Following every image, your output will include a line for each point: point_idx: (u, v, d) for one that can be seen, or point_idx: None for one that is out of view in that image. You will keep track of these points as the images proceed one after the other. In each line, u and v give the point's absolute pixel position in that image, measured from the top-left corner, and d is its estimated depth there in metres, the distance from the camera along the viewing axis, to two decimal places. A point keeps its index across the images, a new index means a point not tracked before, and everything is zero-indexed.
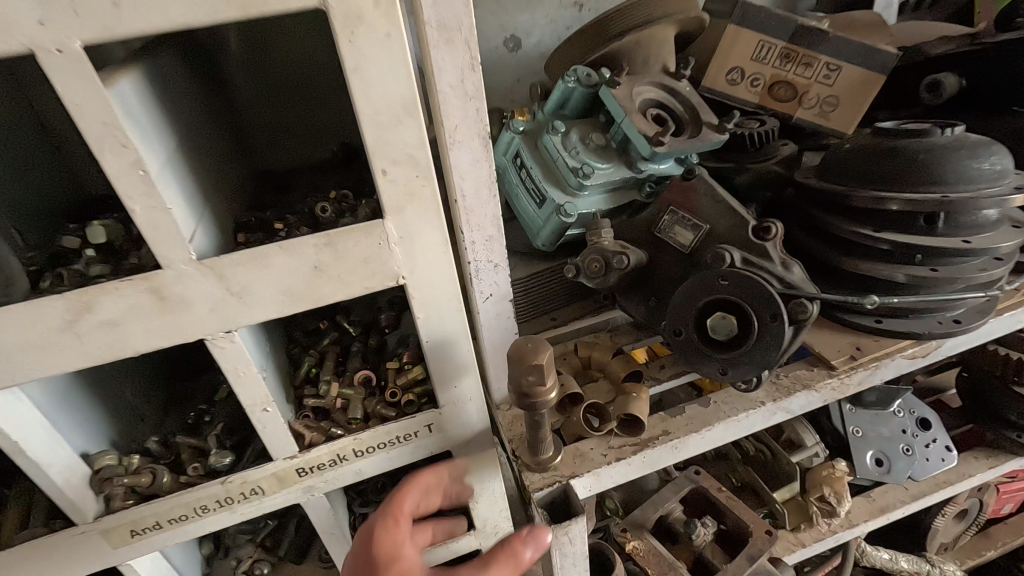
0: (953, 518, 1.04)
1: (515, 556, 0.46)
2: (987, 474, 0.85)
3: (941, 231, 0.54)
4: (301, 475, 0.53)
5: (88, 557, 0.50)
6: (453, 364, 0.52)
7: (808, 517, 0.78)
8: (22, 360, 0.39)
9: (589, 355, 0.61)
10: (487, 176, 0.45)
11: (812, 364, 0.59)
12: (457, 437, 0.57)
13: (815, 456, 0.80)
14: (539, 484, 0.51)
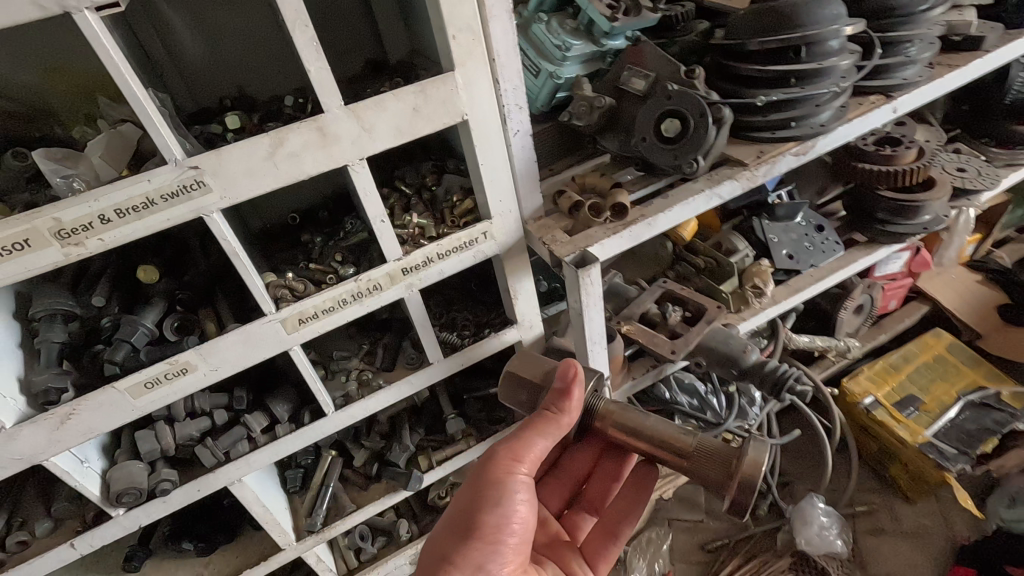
0: (852, 312, 1.37)
1: (559, 418, 0.74)
2: (865, 260, 1.16)
3: (803, 58, 0.82)
4: (404, 276, 0.77)
5: (271, 341, 0.73)
6: (498, 183, 0.76)
7: (745, 300, 1.09)
8: (241, 182, 0.61)
9: (583, 180, 0.86)
10: (513, 41, 0.68)
11: (732, 165, 0.86)
12: (504, 243, 0.82)
13: (746, 257, 1.09)
14: (645, 443, 0.80)
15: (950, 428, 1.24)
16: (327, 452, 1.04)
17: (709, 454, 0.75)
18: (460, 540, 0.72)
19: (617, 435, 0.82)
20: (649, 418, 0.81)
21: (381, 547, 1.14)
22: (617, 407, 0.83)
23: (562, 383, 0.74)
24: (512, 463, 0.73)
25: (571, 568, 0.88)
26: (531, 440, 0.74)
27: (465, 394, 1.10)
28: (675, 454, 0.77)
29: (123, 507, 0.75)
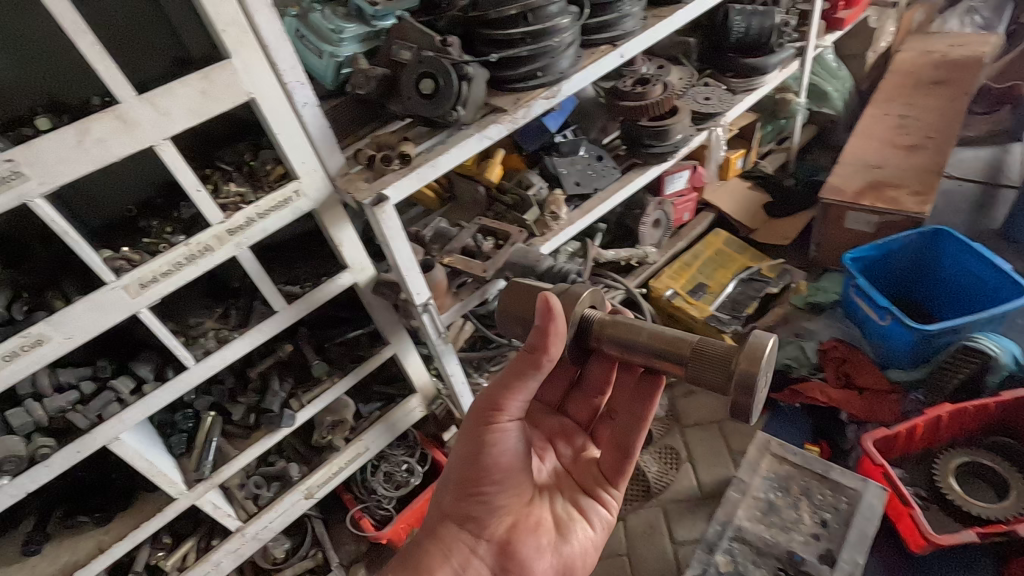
0: (652, 226, 1.67)
1: (536, 359, 0.78)
2: (640, 178, 1.44)
3: (532, 21, 1.05)
4: (231, 235, 0.92)
5: (119, 305, 0.85)
6: (296, 148, 0.93)
7: (546, 224, 1.33)
8: (58, 169, 0.73)
9: (378, 140, 1.04)
10: (280, 30, 0.84)
11: (498, 112, 1.08)
12: (317, 198, 0.98)
13: (541, 189, 1.34)
14: (641, 355, 0.82)
15: (727, 301, 1.58)
16: (207, 414, 1.17)
17: (713, 356, 0.75)
18: (458, 482, 0.90)
19: (615, 349, 0.83)
20: (643, 326, 0.82)
21: (276, 490, 1.29)
22: (610, 320, 0.84)
23: (538, 325, 0.76)
24: (490, 406, 0.85)
25: (589, 482, 1.02)
26: (509, 389, 0.83)
27: (326, 342, 1.27)
28: (677, 362, 0.79)
29: (7, 475, 0.86)
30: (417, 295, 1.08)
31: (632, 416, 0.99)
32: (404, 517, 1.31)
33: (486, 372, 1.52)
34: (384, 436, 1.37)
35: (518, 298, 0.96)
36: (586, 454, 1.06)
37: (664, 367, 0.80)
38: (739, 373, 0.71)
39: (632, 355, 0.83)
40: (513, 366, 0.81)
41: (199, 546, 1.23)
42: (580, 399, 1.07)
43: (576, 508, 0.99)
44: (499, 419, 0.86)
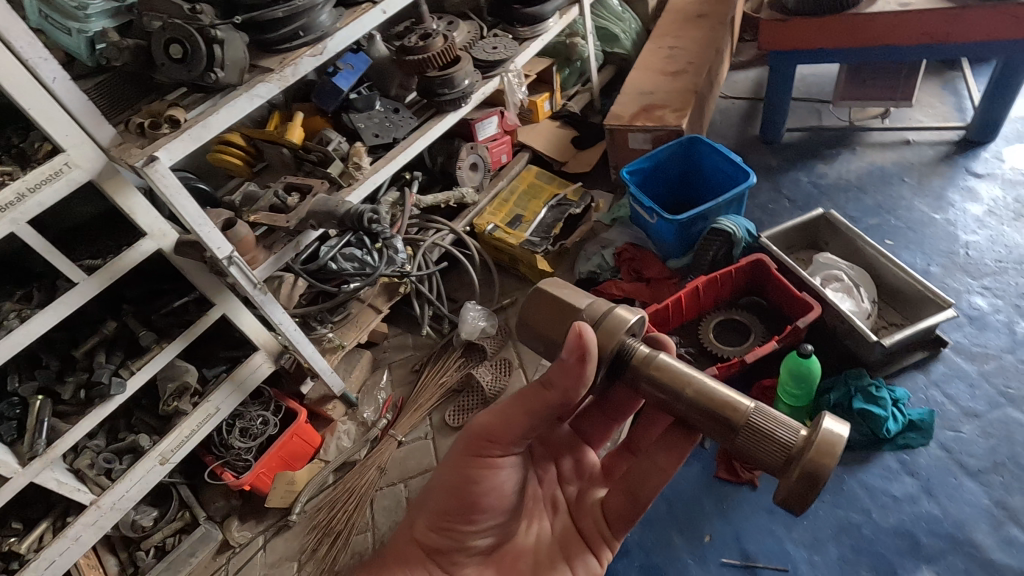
0: (469, 169, 1.84)
1: (550, 392, 0.85)
2: (438, 125, 1.60)
3: None
4: (4, 213, 0.97)
5: None
6: (56, 123, 0.99)
7: (352, 174, 1.44)
8: None
9: (149, 108, 1.10)
10: (6, 9, 0.90)
11: (265, 71, 1.18)
12: (92, 169, 1.05)
13: (341, 143, 1.47)
14: (686, 406, 0.87)
15: (539, 226, 1.79)
16: (35, 398, 1.21)
17: (770, 434, 0.82)
18: (436, 509, 0.95)
19: (659, 388, 0.88)
20: (693, 379, 0.87)
21: (129, 462, 1.35)
22: (655, 362, 0.88)
23: (565, 357, 0.81)
24: (476, 432, 0.91)
25: (587, 526, 1.06)
26: (506, 426, 0.89)
27: (151, 314, 1.33)
28: (730, 426, 0.84)
29: None
30: (219, 249, 1.18)
31: (650, 465, 0.99)
32: (262, 463, 1.45)
33: (330, 323, 1.61)
34: (234, 395, 1.46)
35: (541, 309, 0.98)
36: (593, 497, 1.09)
37: (708, 425, 0.86)
38: (806, 462, 0.78)
39: (668, 401, 0.88)
40: (518, 399, 0.88)
41: (55, 526, 1.27)
42: (603, 425, 1.13)
43: (564, 554, 1.03)
44: (488, 451, 0.91)
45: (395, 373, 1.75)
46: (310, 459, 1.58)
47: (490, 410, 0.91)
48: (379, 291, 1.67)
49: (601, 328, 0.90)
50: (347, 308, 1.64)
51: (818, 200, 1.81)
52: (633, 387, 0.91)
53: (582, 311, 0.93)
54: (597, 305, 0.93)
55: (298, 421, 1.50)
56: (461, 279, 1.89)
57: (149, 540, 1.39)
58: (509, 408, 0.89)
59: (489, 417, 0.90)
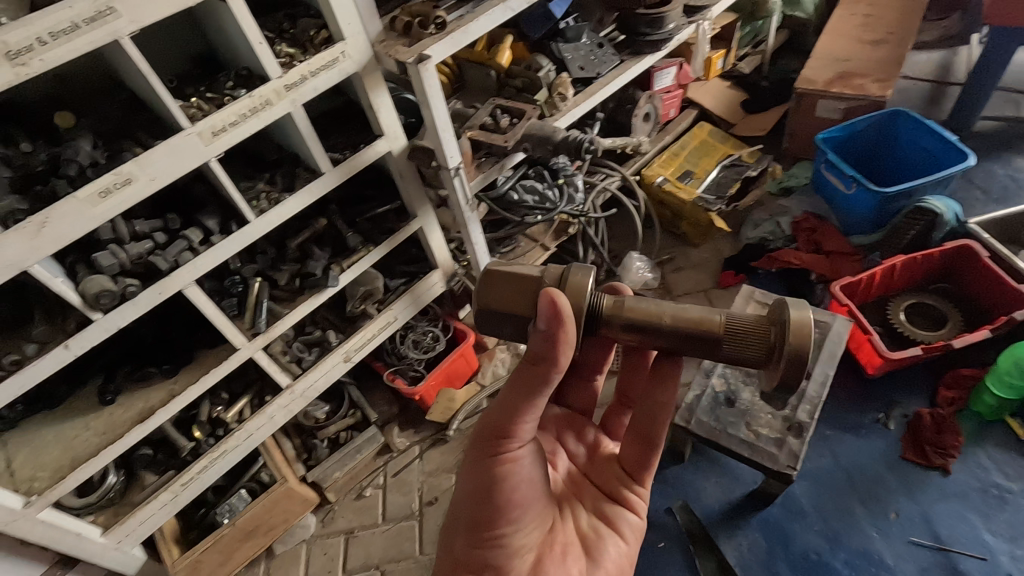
0: (642, 119, 1.76)
1: (544, 375, 0.73)
2: (638, 66, 1.56)
3: None
4: (288, 91, 0.99)
5: (194, 151, 0.93)
6: (343, 9, 0.99)
7: (555, 105, 1.43)
8: (144, 8, 0.78)
9: (411, 8, 1.10)
10: None
11: None
12: (359, 61, 1.06)
13: (550, 72, 1.44)
14: (663, 338, 0.77)
15: (712, 184, 1.75)
16: (254, 280, 1.26)
17: (745, 334, 0.75)
18: (467, 525, 0.81)
19: (627, 333, 0.79)
20: (663, 308, 0.77)
21: (317, 355, 1.41)
22: (619, 304, 0.79)
23: (542, 328, 0.71)
24: (483, 430, 0.79)
25: (611, 483, 0.96)
26: (515, 414, 0.76)
27: (357, 217, 1.37)
28: (706, 340, 0.75)
29: (100, 311, 0.96)
30: (450, 159, 1.20)
31: (649, 404, 0.90)
32: (433, 376, 1.48)
33: (498, 255, 1.65)
34: (410, 307, 1.50)
35: (494, 287, 0.85)
36: (605, 451, 1.00)
37: (688, 350, 0.77)
38: (792, 350, 0.72)
39: (648, 342, 0.79)
40: (513, 382, 0.76)
41: (252, 402, 1.36)
42: (585, 385, 1.05)
43: (600, 518, 0.92)
44: (497, 452, 0.78)
45: None
46: (467, 381, 1.62)
47: (493, 401, 0.79)
48: (549, 229, 1.68)
49: (569, 287, 0.78)
50: (515, 241, 1.67)
51: (1017, 194, 1.70)
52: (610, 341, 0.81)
53: (541, 280, 0.82)
54: (556, 270, 0.82)
55: (465, 342, 1.55)
56: (616, 230, 1.89)
57: (325, 432, 1.47)
58: (508, 393, 0.77)
59: (495, 406, 0.78)
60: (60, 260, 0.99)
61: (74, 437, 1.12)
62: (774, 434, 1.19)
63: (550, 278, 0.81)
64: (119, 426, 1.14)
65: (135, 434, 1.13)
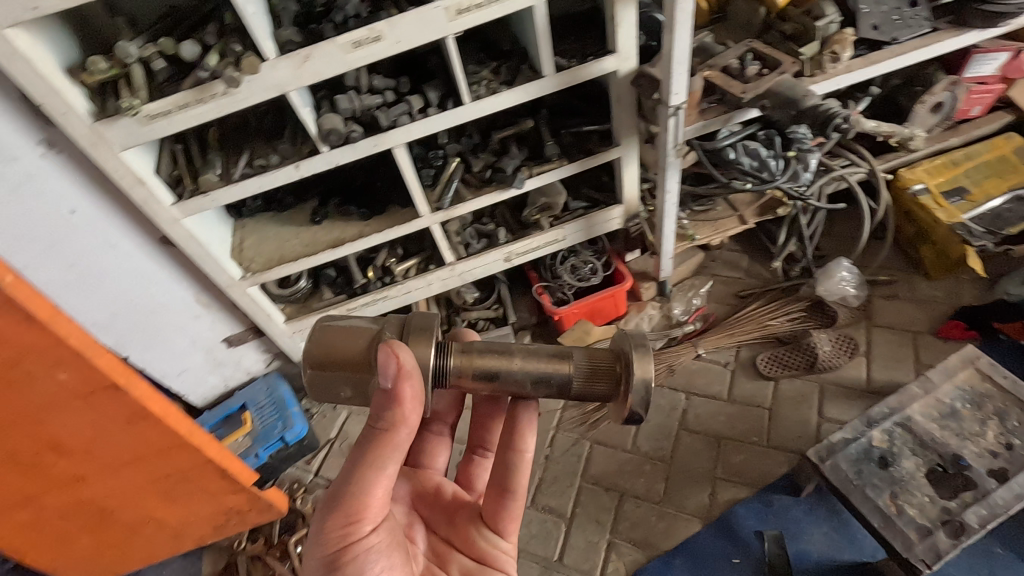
0: (930, 109, 1.41)
1: (392, 437, 0.74)
2: (953, 41, 1.23)
3: None
4: None
5: (438, 24, 0.98)
6: None
7: (821, 65, 1.21)
8: None
9: None
10: None
11: None
12: None
13: (832, 23, 1.20)
14: (517, 381, 0.85)
15: (989, 214, 1.39)
16: (453, 159, 1.34)
17: (593, 367, 0.85)
18: None
19: (476, 380, 0.84)
20: (516, 353, 0.86)
21: (483, 245, 1.51)
22: (468, 349, 0.85)
23: (387, 387, 0.73)
24: (329, 519, 0.76)
25: (470, 540, 0.98)
26: (363, 489, 0.75)
27: (562, 129, 1.36)
28: (562, 377, 0.85)
29: (328, 146, 1.11)
30: (674, 96, 1.10)
31: (503, 455, 0.95)
32: (579, 302, 1.50)
33: (689, 211, 1.54)
34: (581, 232, 1.49)
35: (327, 346, 0.82)
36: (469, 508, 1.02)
37: (541, 391, 0.86)
38: (632, 376, 0.83)
39: (502, 389, 0.86)
40: (359, 453, 0.75)
41: (419, 266, 1.51)
42: (433, 441, 1.08)
43: None
44: (349, 532, 0.77)
45: (717, 288, 1.64)
46: (609, 322, 1.60)
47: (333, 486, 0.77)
48: (756, 202, 1.50)
49: (412, 337, 0.80)
50: (712, 202, 1.54)
51: None
52: (461, 388, 0.86)
53: (376, 331, 0.83)
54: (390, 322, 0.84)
55: (619, 285, 1.52)
56: (835, 228, 1.63)
57: (466, 315, 1.59)
58: (349, 471, 0.76)
59: (338, 490, 0.76)
60: (313, 93, 1.16)
61: (286, 242, 1.37)
62: (921, 520, 1.00)
63: (389, 332, 0.82)
64: (317, 244, 1.35)
65: (326, 255, 1.34)
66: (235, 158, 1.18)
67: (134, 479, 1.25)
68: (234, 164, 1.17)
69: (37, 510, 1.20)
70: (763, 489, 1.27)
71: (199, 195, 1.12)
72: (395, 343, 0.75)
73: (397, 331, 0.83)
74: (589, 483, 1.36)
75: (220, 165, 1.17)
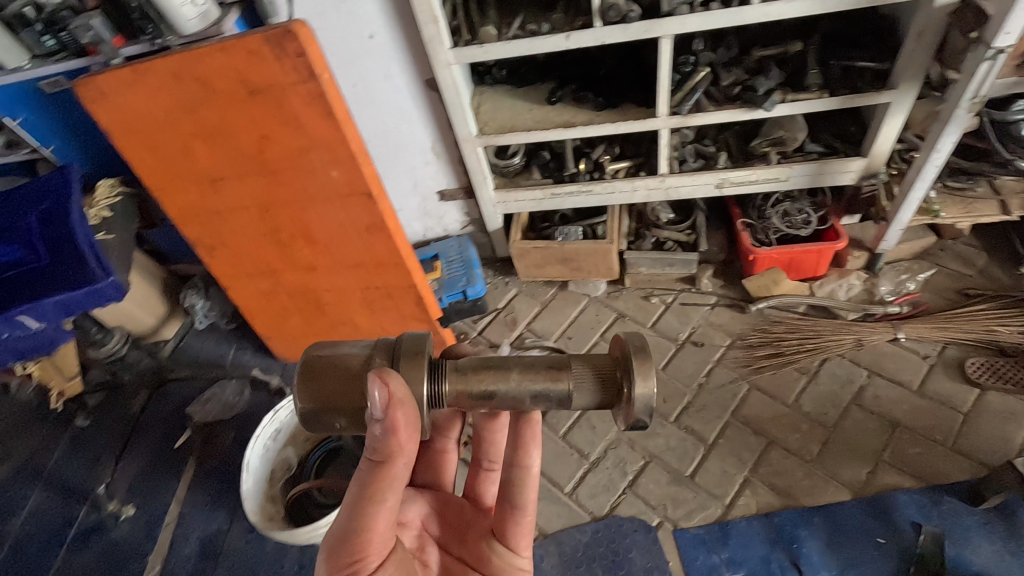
0: None
1: (391, 465, 0.70)
2: None
3: None
4: None
5: None
6: None
7: None
8: None
9: None
10: None
11: None
12: None
13: None
14: (514, 399, 0.75)
15: None
16: (703, 68, 1.31)
17: (590, 381, 0.75)
18: None
19: (472, 403, 0.76)
20: (510, 372, 0.75)
21: (699, 166, 1.48)
22: (464, 363, 0.77)
23: (377, 417, 0.68)
24: (330, 559, 0.72)
25: (485, 557, 0.91)
26: (364, 522, 0.71)
27: (831, 60, 1.27)
28: (558, 394, 0.75)
29: (603, 22, 1.14)
30: (1001, 35, 0.99)
31: (511, 469, 0.89)
32: (780, 248, 1.44)
33: (940, 185, 1.39)
34: (807, 177, 1.40)
35: (315, 384, 0.75)
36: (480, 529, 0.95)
37: (541, 407, 0.76)
38: (632, 390, 0.73)
39: (500, 407, 0.77)
40: (359, 484, 0.71)
41: (629, 171, 1.53)
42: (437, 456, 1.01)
43: None
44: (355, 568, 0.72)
45: (938, 279, 1.49)
46: (800, 280, 1.54)
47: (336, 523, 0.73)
48: None
49: (404, 364, 0.73)
50: (972, 183, 1.38)
51: None
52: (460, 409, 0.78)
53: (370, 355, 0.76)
54: (381, 342, 0.78)
55: (830, 243, 1.43)
56: None
57: (657, 233, 1.60)
58: (348, 507, 0.72)
59: (340, 530, 0.72)
60: None
61: (519, 114, 1.45)
62: None
63: (381, 356, 0.76)
64: (547, 123, 1.41)
65: (554, 134, 1.40)
66: (509, 20, 1.26)
67: (352, 282, 1.47)
68: (508, 25, 1.24)
69: (276, 282, 1.53)
70: (934, 487, 1.19)
71: (474, 46, 1.21)
72: (384, 369, 0.69)
73: (391, 352, 0.76)
74: (739, 422, 1.36)
75: (495, 23, 1.25)
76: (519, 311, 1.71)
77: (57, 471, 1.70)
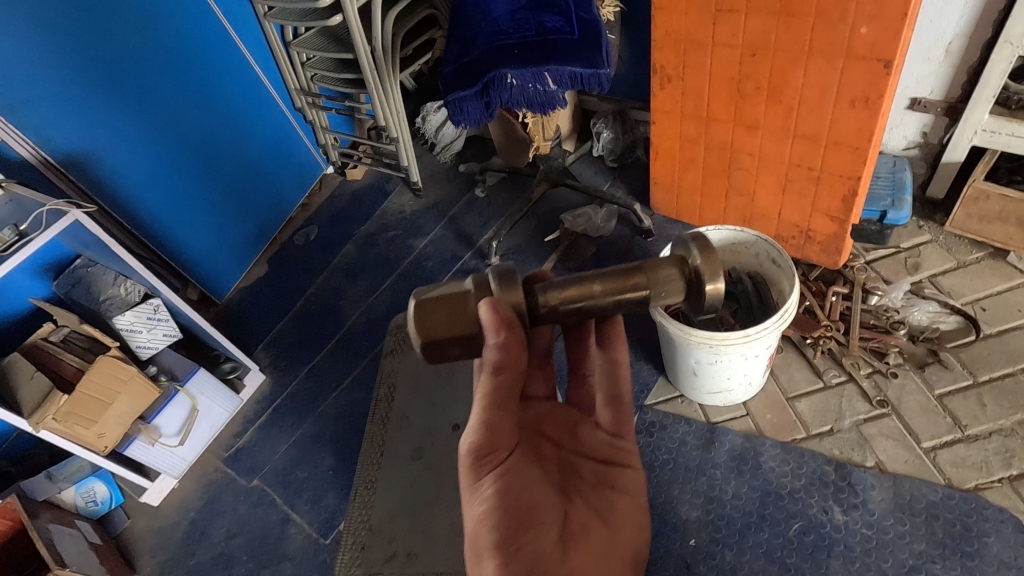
0: None
1: (509, 369, 0.73)
2: None
3: None
4: None
5: None
6: None
7: None
8: None
9: None
10: None
11: None
12: None
13: None
14: (604, 304, 0.78)
15: None
16: None
17: (664, 274, 0.78)
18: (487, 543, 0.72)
19: (570, 313, 0.78)
20: (589, 276, 0.78)
21: None
22: (555, 281, 0.79)
23: (494, 338, 0.72)
24: (468, 461, 0.72)
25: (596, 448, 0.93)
26: (498, 418, 0.72)
27: None
28: (637, 292, 0.78)
29: None
30: None
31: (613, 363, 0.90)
32: None
33: None
34: None
35: (433, 318, 0.78)
36: (585, 429, 0.95)
37: (627, 310, 0.80)
38: (709, 276, 0.77)
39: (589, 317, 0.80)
40: (491, 387, 0.72)
41: None
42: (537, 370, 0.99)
43: (605, 485, 0.88)
44: (493, 470, 0.72)
45: None
46: None
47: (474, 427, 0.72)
48: None
49: (505, 288, 0.77)
50: None
51: None
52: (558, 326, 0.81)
53: (470, 292, 0.79)
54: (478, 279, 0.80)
55: None
56: None
57: None
58: (481, 413, 0.72)
59: (479, 430, 0.71)
60: None
61: None
62: None
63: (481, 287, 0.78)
64: None
65: None
66: None
67: (787, 152, 1.45)
68: None
69: (702, 133, 1.57)
70: None
71: None
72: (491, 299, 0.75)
73: (487, 288, 0.79)
74: None
75: None
76: (927, 258, 1.52)
77: (458, 218, 2.16)
